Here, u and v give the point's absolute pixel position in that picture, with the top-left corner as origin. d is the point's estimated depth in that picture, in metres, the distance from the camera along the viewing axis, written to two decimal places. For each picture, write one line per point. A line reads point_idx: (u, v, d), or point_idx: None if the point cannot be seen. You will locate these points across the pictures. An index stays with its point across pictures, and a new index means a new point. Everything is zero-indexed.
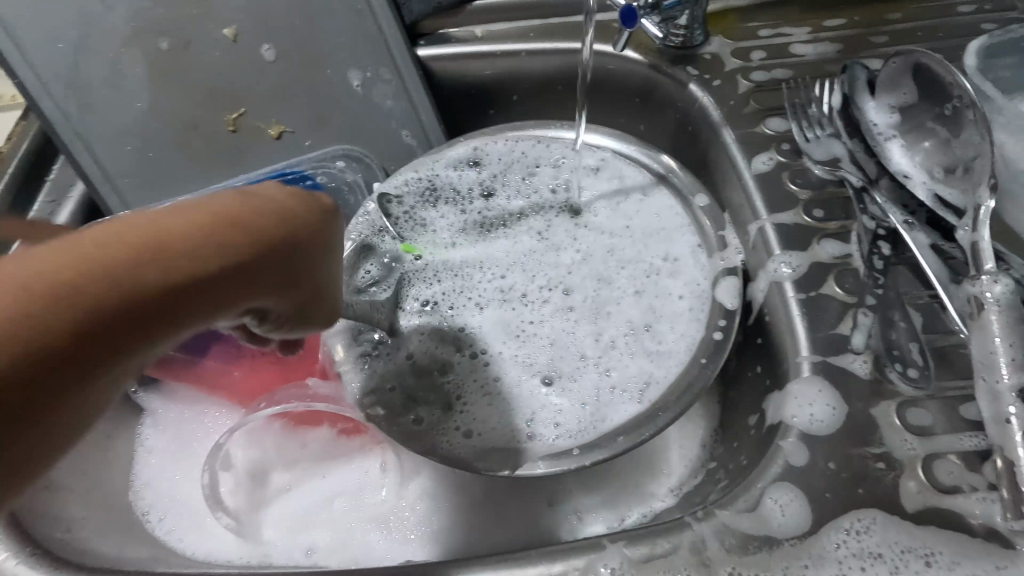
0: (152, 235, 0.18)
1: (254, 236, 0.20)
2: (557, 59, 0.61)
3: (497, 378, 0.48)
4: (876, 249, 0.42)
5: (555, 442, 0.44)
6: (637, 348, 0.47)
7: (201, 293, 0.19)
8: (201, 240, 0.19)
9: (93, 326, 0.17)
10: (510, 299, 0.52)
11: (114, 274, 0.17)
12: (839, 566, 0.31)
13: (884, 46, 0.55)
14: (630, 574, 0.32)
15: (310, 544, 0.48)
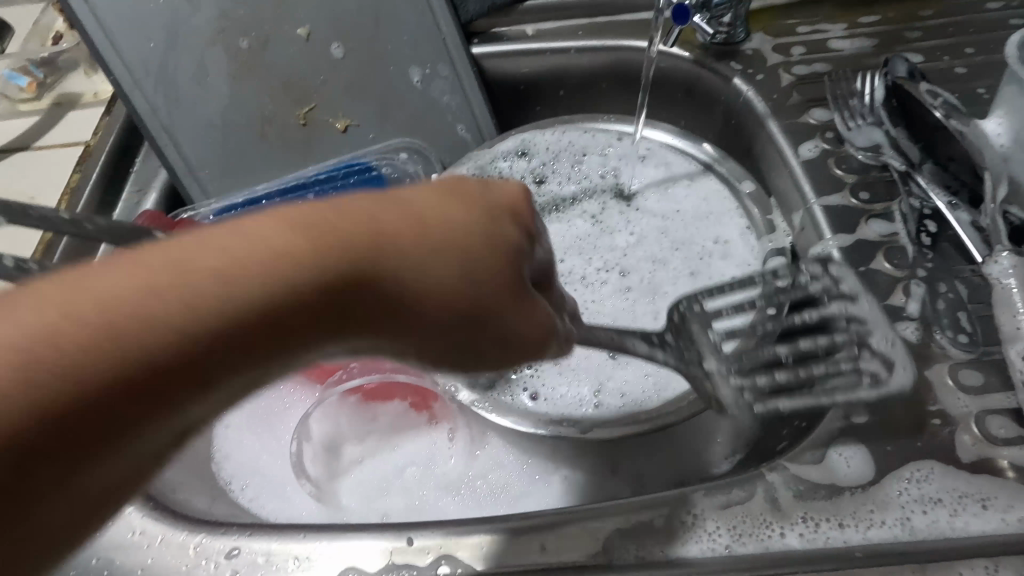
0: (293, 231, 0.22)
1: (327, 266, 0.22)
2: (605, 56, 0.64)
3: None
4: (922, 227, 0.45)
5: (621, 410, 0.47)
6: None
7: (387, 313, 0.24)
8: (331, 277, 0.22)
9: (138, 376, 0.20)
10: (570, 281, 0.55)
11: (305, 266, 0.22)
12: (902, 509, 0.34)
13: (919, 41, 0.58)
14: (708, 519, 0.36)
15: (386, 509, 0.50)
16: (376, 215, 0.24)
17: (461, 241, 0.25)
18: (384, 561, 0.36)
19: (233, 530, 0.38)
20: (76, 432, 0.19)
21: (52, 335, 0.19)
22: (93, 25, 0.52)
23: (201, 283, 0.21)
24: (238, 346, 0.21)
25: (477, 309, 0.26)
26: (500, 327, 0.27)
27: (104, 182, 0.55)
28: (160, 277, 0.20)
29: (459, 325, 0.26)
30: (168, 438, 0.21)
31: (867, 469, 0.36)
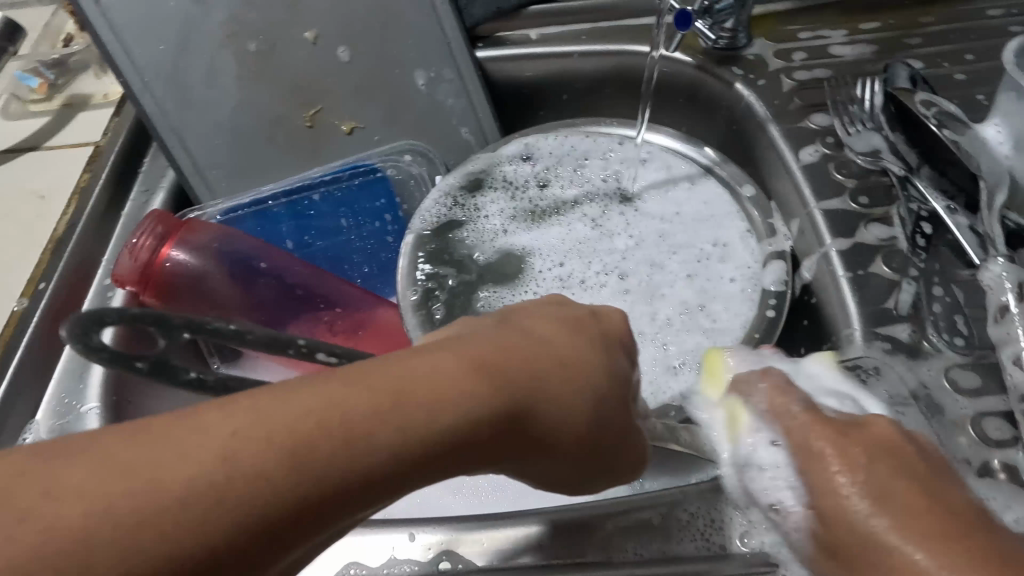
0: (471, 382, 0.25)
1: (489, 403, 0.25)
2: (607, 60, 0.65)
3: None
4: (918, 229, 0.45)
5: None
6: (693, 324, 0.51)
7: (513, 449, 0.27)
8: (500, 413, 0.25)
9: (315, 502, 0.21)
10: (569, 284, 0.55)
11: (469, 415, 0.24)
12: None
13: (919, 47, 0.59)
14: (705, 517, 0.36)
15: (387, 507, 0.51)
16: (525, 354, 0.27)
17: (584, 372, 0.28)
18: (387, 556, 0.36)
19: None
20: (258, 550, 0.21)
21: (246, 460, 0.20)
22: (104, 28, 0.53)
23: (428, 428, 0.24)
24: (432, 465, 0.24)
25: (598, 430, 0.29)
26: (612, 450, 0.30)
27: (113, 182, 0.56)
28: (386, 401, 0.23)
29: (569, 453, 0.29)
30: (328, 545, 0.23)
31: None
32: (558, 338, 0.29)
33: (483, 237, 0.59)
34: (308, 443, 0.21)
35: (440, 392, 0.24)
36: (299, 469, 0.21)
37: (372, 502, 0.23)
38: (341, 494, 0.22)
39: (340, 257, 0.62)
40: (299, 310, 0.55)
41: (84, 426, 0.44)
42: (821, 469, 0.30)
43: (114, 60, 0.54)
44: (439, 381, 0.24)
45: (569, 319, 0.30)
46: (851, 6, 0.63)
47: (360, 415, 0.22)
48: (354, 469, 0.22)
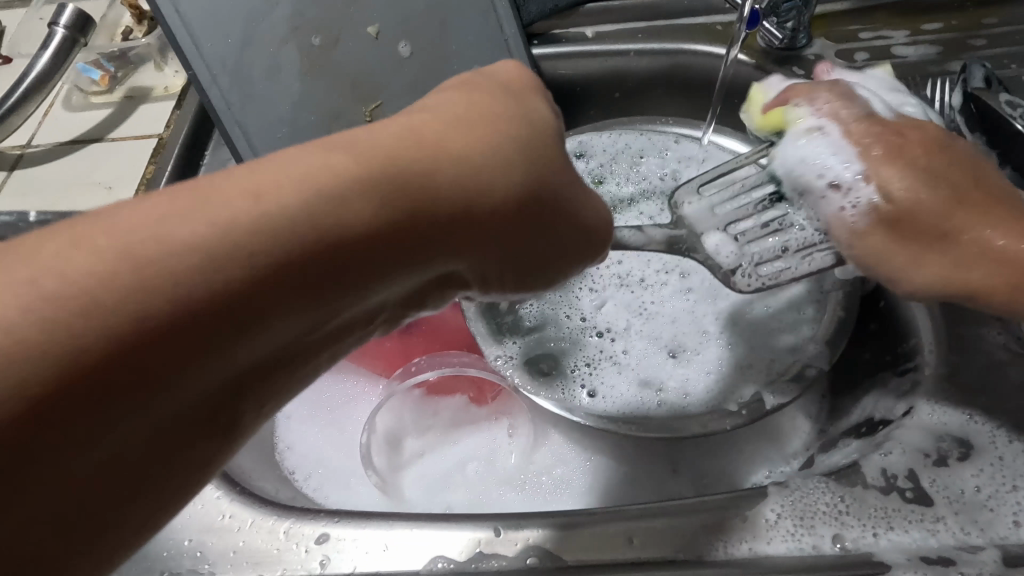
0: (324, 183, 0.21)
1: (359, 176, 0.21)
2: (664, 59, 0.64)
3: (625, 351, 0.51)
4: None
5: (687, 407, 0.47)
6: (759, 325, 0.50)
7: (423, 236, 0.23)
8: (381, 220, 0.22)
9: (194, 317, 0.19)
10: (629, 282, 0.54)
11: (333, 219, 0.21)
12: (987, 507, 0.35)
13: (984, 49, 0.58)
14: (799, 520, 0.35)
15: (450, 502, 0.50)
16: (397, 145, 0.23)
17: (484, 161, 0.24)
18: (474, 549, 0.36)
19: (322, 516, 0.38)
20: (100, 404, 0.18)
21: (92, 298, 0.17)
22: (175, 19, 0.53)
23: (278, 240, 0.20)
24: (298, 283, 0.20)
25: (513, 218, 0.25)
26: (545, 226, 0.27)
27: (177, 172, 0.55)
28: (216, 213, 0.19)
29: (494, 232, 0.25)
30: (229, 380, 0.20)
31: (942, 465, 0.37)
32: (454, 130, 0.24)
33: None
34: (105, 271, 0.18)
35: (284, 195, 0.20)
36: (149, 287, 0.18)
37: (230, 337, 0.19)
38: (187, 324, 0.18)
39: None
40: None
41: None
42: (887, 167, 0.35)
43: (183, 52, 0.54)
44: (279, 184, 0.20)
45: (455, 112, 0.26)
46: (912, 6, 0.63)
47: (178, 239, 0.19)
48: (189, 295, 0.18)
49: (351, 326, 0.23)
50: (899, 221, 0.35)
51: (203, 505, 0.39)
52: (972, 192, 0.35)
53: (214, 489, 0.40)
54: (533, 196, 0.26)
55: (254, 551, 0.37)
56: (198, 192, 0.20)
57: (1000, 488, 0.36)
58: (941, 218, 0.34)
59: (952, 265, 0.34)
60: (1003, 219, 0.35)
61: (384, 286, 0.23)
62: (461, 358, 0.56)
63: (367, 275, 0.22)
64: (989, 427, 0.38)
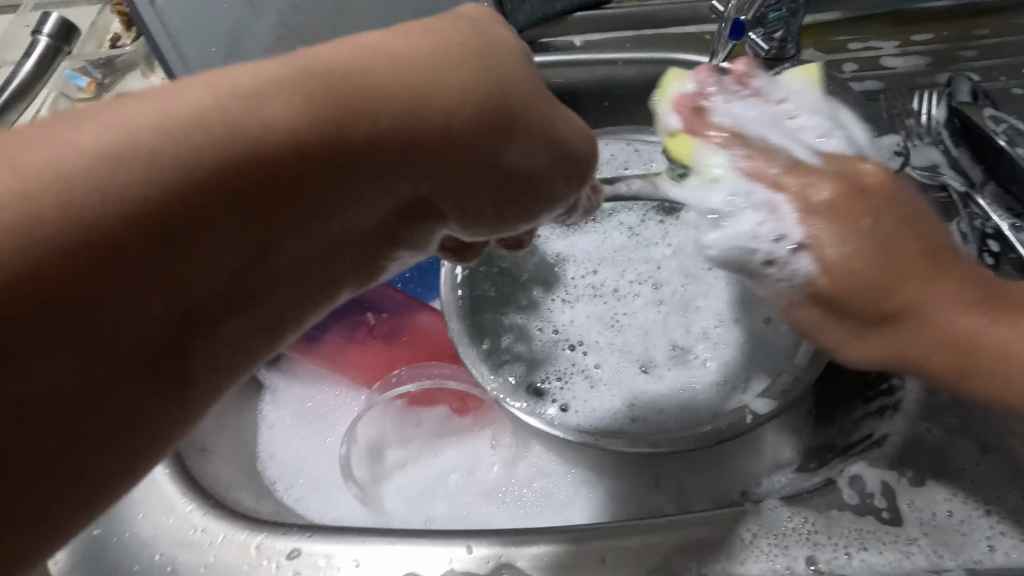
0: (235, 97, 0.20)
1: (275, 90, 0.20)
2: (652, 68, 0.64)
3: (597, 365, 0.51)
4: (985, 248, 0.44)
5: (658, 422, 0.47)
6: (733, 339, 0.50)
7: (368, 146, 0.21)
8: (312, 130, 0.20)
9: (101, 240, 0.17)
10: (602, 294, 0.54)
11: (259, 131, 0.19)
12: (959, 533, 0.34)
13: (973, 61, 0.58)
14: (773, 539, 0.35)
15: (430, 514, 0.50)
16: (325, 60, 0.21)
17: (429, 69, 0.23)
18: (446, 568, 0.36)
19: (294, 531, 0.38)
20: (32, 339, 0.16)
21: None
22: (159, 27, 0.53)
23: (202, 153, 0.18)
24: (235, 197, 0.19)
25: (479, 128, 0.23)
26: (518, 138, 0.24)
27: None
28: (131, 134, 0.18)
29: (459, 147, 0.23)
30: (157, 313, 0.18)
31: (918, 486, 0.36)
32: (394, 44, 0.23)
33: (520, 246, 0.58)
34: (13, 202, 0.16)
35: (203, 111, 0.19)
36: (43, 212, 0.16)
37: (158, 256, 0.18)
38: (115, 249, 0.17)
39: None
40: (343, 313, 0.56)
41: None
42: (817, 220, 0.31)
43: (167, 60, 0.54)
44: (195, 103, 0.19)
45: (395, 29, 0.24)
46: (903, 17, 0.62)
47: (93, 160, 0.17)
48: (108, 215, 0.17)
49: (311, 255, 0.21)
50: (833, 298, 0.31)
51: (175, 519, 0.39)
52: (906, 250, 0.31)
53: (187, 503, 0.40)
54: (497, 102, 0.24)
55: (225, 566, 0.37)
56: (109, 112, 0.18)
57: (972, 513, 0.35)
58: (879, 294, 0.30)
59: (897, 345, 0.31)
60: (948, 286, 0.31)
61: (338, 207, 0.21)
62: (443, 370, 0.56)
63: (313, 192, 0.20)
64: (965, 450, 0.37)
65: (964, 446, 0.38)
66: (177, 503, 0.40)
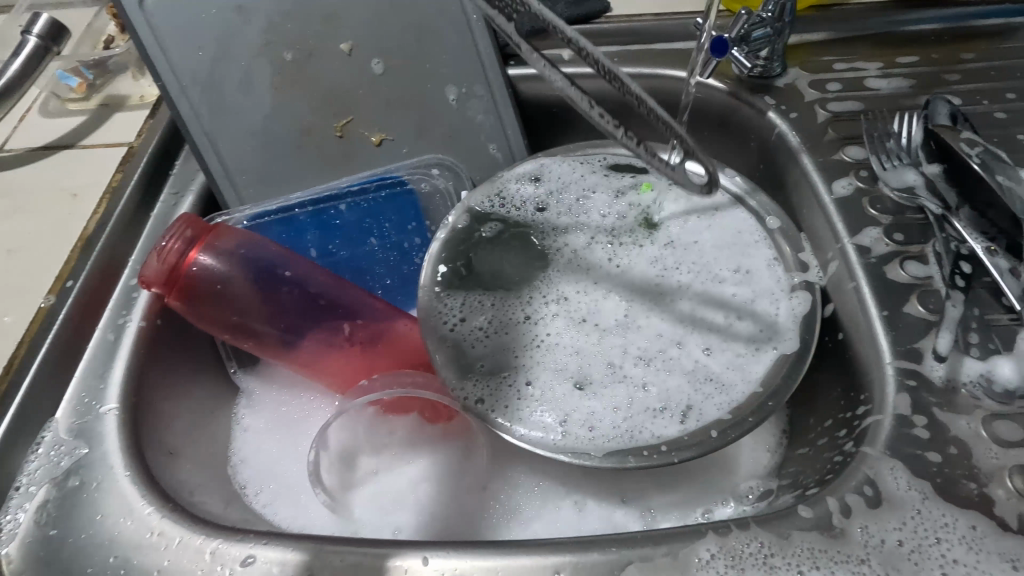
0: None
1: None
2: (640, 83, 0.65)
3: (529, 381, 0.47)
4: (958, 268, 0.43)
5: (589, 442, 0.44)
6: (677, 365, 0.48)
7: None
8: None
9: None
10: (534, 314, 0.51)
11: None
12: (913, 562, 0.33)
13: (958, 83, 0.57)
14: (727, 562, 0.34)
15: (398, 523, 0.49)
16: None
17: None
18: None
19: (249, 537, 0.38)
20: None
21: None
22: (144, 29, 0.53)
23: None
24: None
25: None
26: None
27: (142, 186, 0.56)
28: None
29: None
30: None
31: (874, 508, 0.35)
32: None
33: (460, 263, 0.54)
34: None
35: None
36: None
37: None
38: None
39: (362, 267, 0.61)
40: (321, 318, 0.55)
41: (103, 427, 0.44)
42: None
43: (152, 62, 0.54)
44: None
45: None
46: (887, 39, 0.62)
47: None
48: None
49: None
50: None
51: (133, 521, 0.39)
52: None
53: (146, 505, 0.40)
54: None
55: (177, 571, 0.37)
56: None
57: (924, 542, 0.34)
58: None
59: None
60: None
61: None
62: (415, 379, 0.55)
63: None
64: (923, 481, 0.36)
65: (920, 469, 0.37)
66: (136, 504, 0.40)
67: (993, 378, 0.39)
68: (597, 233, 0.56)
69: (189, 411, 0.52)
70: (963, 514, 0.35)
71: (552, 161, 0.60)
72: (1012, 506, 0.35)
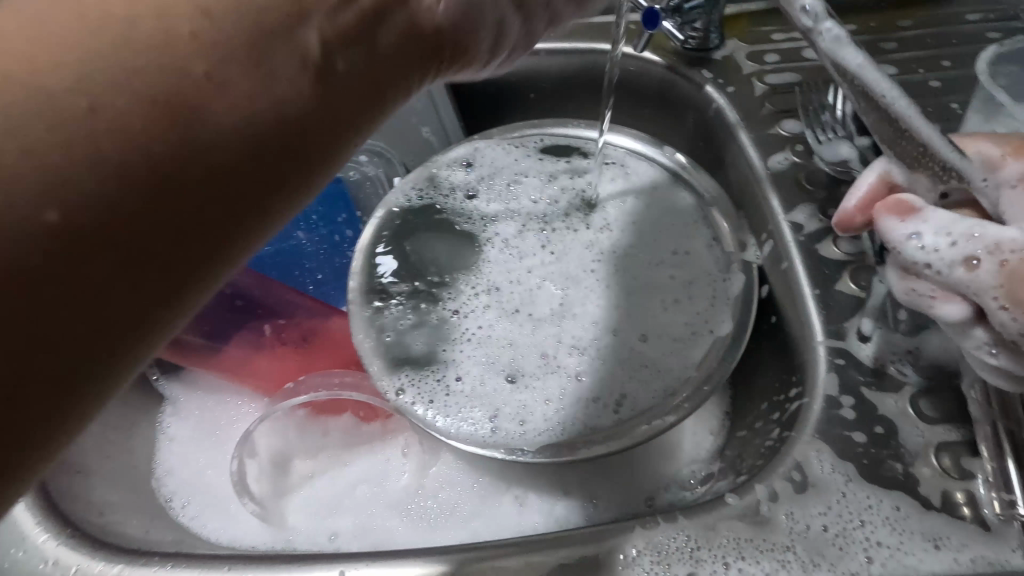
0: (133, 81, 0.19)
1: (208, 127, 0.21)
2: (577, 59, 0.62)
3: (459, 376, 0.45)
4: (885, 243, 0.43)
5: (521, 437, 0.42)
6: (613, 353, 0.46)
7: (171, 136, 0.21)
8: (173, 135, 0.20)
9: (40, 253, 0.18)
10: (465, 306, 0.49)
11: (198, 128, 0.20)
12: (838, 546, 0.33)
13: (895, 53, 0.56)
14: (653, 558, 0.33)
15: (335, 529, 0.49)
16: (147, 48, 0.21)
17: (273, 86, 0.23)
18: None
19: (154, 561, 0.35)
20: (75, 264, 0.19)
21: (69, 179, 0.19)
22: None
23: (205, 109, 0.20)
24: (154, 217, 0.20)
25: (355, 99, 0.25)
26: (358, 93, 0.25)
27: None
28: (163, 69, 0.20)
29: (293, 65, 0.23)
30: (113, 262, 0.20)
31: (801, 493, 0.35)
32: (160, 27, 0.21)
33: (387, 256, 0.52)
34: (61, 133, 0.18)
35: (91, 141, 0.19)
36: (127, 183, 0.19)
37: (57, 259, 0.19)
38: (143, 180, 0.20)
39: (290, 264, 0.58)
40: (242, 318, 0.53)
41: None
42: None
43: None
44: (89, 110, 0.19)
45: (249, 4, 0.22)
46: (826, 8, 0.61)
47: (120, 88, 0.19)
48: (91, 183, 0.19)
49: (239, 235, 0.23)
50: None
51: (26, 551, 0.36)
52: None
53: (42, 532, 0.37)
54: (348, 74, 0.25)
55: None
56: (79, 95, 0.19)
57: (849, 525, 0.33)
58: None
59: None
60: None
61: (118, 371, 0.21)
62: (344, 379, 0.52)
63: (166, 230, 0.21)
64: (851, 463, 0.35)
65: (846, 451, 0.36)
66: (31, 532, 0.37)
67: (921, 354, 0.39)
68: (531, 219, 0.54)
69: (101, 424, 0.49)
70: (887, 495, 0.34)
71: (483, 146, 0.57)
72: (936, 484, 0.34)
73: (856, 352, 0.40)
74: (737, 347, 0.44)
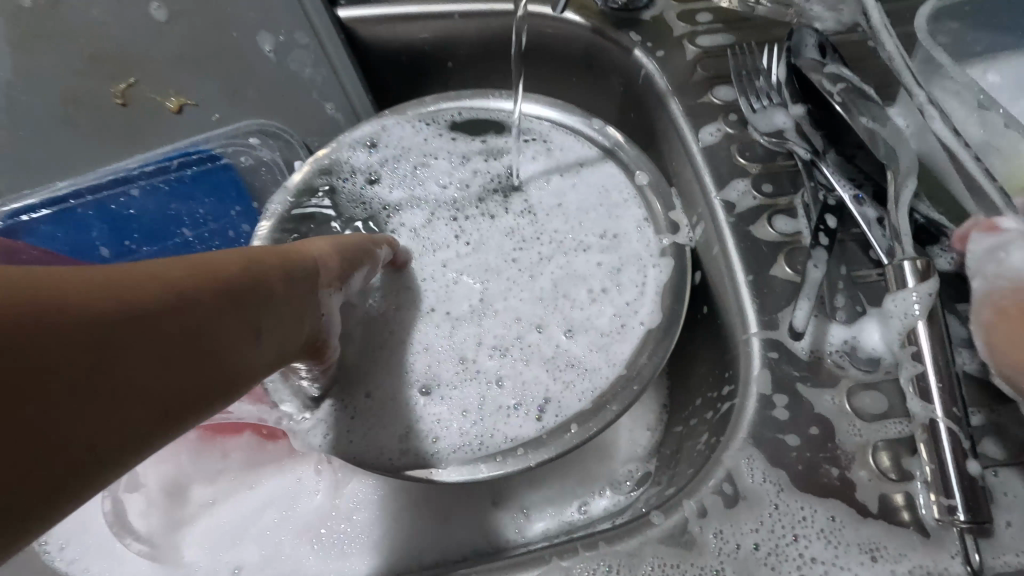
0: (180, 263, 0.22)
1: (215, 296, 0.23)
2: (494, 22, 0.55)
3: (367, 394, 0.40)
4: (823, 223, 0.39)
5: (435, 456, 0.38)
6: (537, 353, 0.42)
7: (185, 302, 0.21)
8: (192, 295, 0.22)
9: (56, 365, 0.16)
10: (372, 310, 0.44)
11: (221, 311, 0.23)
12: (768, 566, 0.30)
13: None
14: None
15: (237, 561, 0.44)
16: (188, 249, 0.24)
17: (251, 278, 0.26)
18: None
19: None
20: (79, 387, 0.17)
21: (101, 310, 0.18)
22: None
23: (221, 293, 0.23)
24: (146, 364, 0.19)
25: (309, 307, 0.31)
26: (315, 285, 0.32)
27: None
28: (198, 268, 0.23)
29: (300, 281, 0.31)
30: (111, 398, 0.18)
31: (731, 508, 0.32)
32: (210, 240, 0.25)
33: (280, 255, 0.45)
34: (103, 282, 0.19)
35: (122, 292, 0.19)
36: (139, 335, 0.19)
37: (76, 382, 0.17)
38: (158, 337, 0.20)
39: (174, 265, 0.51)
40: None
41: None
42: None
43: None
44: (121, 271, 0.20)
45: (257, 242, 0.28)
46: None
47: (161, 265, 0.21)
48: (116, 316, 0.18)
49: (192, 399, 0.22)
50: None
51: None
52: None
53: None
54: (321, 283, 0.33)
55: None
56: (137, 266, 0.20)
57: (781, 542, 0.30)
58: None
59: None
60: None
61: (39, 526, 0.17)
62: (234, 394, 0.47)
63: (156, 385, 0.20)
64: (783, 471, 0.32)
65: (779, 457, 0.33)
66: None
67: (859, 344, 0.36)
68: (444, 206, 0.49)
69: None
70: (821, 504, 0.31)
71: (387, 123, 0.51)
72: (873, 488, 0.31)
73: (790, 344, 0.36)
74: (669, 342, 0.40)
